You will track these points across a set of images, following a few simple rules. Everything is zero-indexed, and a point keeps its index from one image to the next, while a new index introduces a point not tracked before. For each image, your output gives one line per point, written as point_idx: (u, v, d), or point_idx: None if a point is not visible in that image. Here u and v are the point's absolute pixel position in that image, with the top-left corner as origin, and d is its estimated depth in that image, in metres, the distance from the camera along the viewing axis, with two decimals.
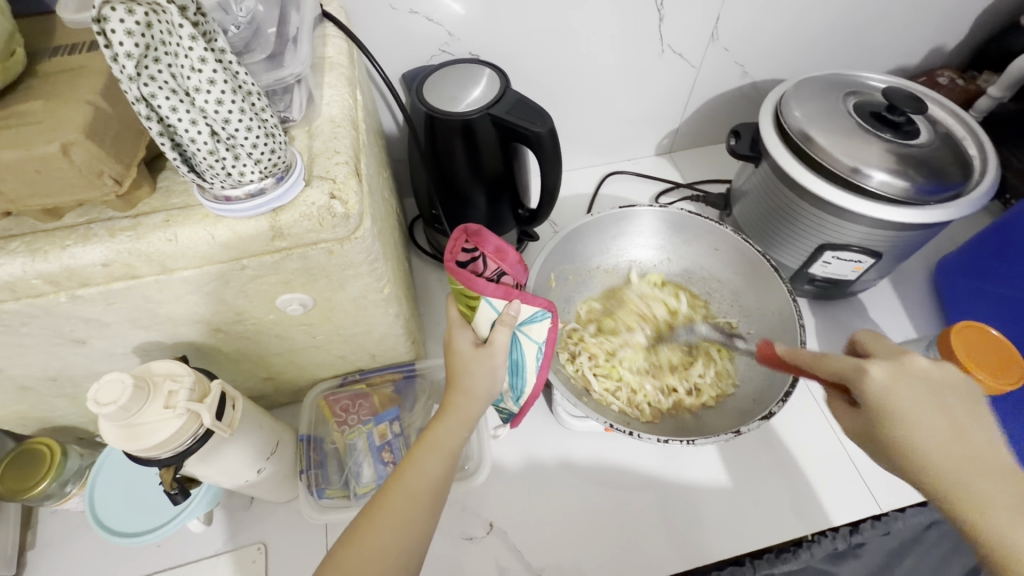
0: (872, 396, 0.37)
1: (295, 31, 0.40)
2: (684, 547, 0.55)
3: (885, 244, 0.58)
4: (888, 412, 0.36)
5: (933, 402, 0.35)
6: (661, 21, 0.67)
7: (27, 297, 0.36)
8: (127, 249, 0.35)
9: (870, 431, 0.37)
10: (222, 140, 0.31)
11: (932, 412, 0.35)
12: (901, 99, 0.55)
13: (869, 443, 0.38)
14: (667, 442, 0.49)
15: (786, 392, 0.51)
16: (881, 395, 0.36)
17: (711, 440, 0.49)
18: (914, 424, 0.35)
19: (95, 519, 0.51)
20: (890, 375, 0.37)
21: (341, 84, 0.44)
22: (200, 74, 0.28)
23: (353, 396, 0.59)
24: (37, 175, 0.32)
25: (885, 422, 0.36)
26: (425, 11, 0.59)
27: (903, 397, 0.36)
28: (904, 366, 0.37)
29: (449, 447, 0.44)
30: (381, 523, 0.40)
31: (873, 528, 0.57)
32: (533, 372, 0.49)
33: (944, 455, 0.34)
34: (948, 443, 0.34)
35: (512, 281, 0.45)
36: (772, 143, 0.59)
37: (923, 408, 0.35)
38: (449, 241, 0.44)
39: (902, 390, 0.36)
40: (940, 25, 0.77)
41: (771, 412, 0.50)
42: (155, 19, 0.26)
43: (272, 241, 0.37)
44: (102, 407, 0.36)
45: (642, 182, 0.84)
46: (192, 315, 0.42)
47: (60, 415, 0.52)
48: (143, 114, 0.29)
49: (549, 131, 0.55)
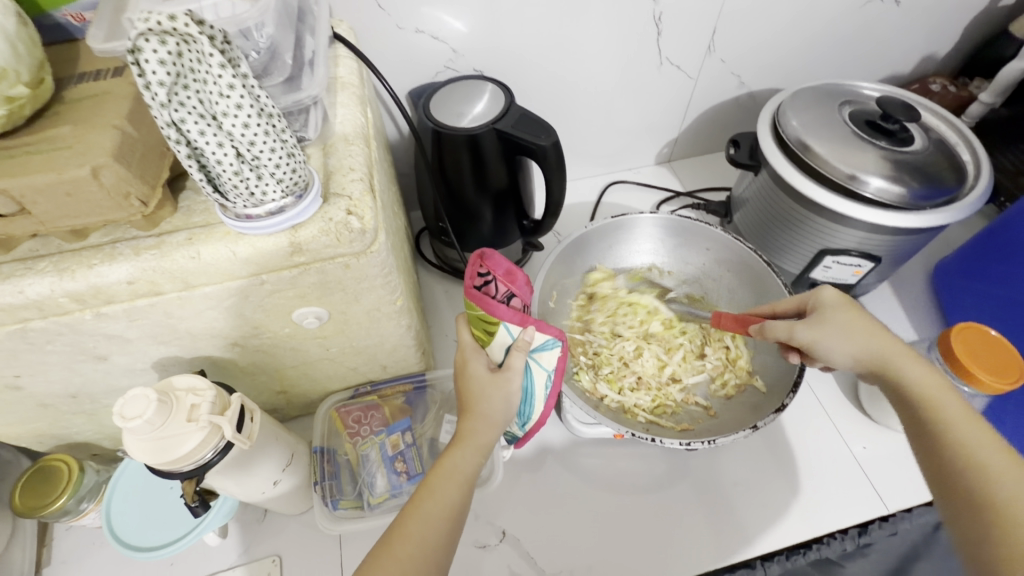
0: (819, 301, 0.49)
1: (310, 54, 0.42)
2: (694, 550, 0.56)
3: (883, 248, 0.60)
4: (837, 311, 0.47)
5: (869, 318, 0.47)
6: (660, 34, 0.69)
7: (53, 316, 0.37)
8: (152, 267, 0.36)
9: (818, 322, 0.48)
10: (246, 161, 0.32)
11: (866, 322, 0.46)
12: (894, 108, 0.57)
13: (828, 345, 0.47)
14: (690, 443, 0.50)
15: (795, 384, 0.52)
16: (827, 301, 0.48)
17: (731, 437, 0.50)
18: (859, 326, 0.46)
19: (112, 534, 0.52)
20: (838, 294, 0.49)
21: (353, 103, 0.46)
22: (228, 99, 0.30)
23: (365, 407, 0.60)
24: (67, 198, 0.33)
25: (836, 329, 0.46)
26: (430, 30, 0.61)
27: (842, 307, 0.47)
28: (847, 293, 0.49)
29: (465, 473, 0.45)
30: (401, 551, 0.40)
31: (881, 529, 0.58)
32: (541, 400, 0.51)
33: (899, 359, 0.44)
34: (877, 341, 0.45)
35: (521, 304, 0.46)
36: (771, 153, 0.60)
37: (863, 320, 0.46)
38: (465, 266, 0.45)
39: (842, 300, 0.48)
40: (931, 34, 0.79)
41: (784, 404, 0.51)
42: (185, 49, 0.28)
43: (291, 256, 0.38)
44: (127, 421, 0.36)
45: (643, 191, 0.85)
46: (210, 330, 0.43)
47: (77, 431, 0.53)
48: (172, 138, 0.30)
49: (554, 144, 0.56)
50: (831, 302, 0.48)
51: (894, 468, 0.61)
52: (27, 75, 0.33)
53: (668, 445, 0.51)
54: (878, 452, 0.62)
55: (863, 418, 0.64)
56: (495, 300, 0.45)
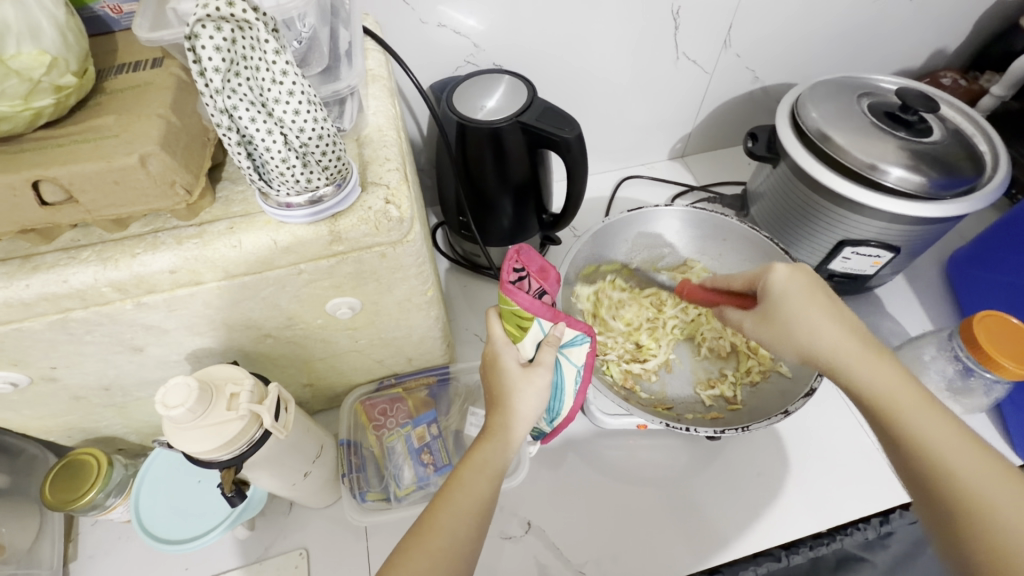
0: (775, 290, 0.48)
1: (346, 46, 0.43)
2: (720, 536, 0.57)
3: (902, 239, 0.60)
4: (789, 295, 0.47)
5: (824, 297, 0.46)
6: (677, 29, 0.69)
7: (95, 305, 0.38)
8: (194, 256, 0.36)
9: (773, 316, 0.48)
10: (294, 148, 0.32)
11: (820, 309, 0.46)
12: (914, 99, 0.58)
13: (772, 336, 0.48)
14: (720, 432, 0.51)
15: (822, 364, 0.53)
16: (782, 291, 0.47)
17: (764, 423, 0.50)
18: (810, 313, 0.46)
19: (141, 526, 0.52)
20: (790, 276, 0.48)
21: (385, 95, 0.46)
22: (281, 86, 0.30)
23: (390, 400, 0.60)
24: (115, 186, 0.33)
25: (786, 323, 0.47)
26: (452, 24, 0.62)
27: (797, 291, 0.47)
28: (803, 269, 0.48)
29: (495, 467, 0.45)
30: (433, 546, 0.40)
31: (902, 518, 0.59)
32: (570, 396, 0.52)
33: (840, 340, 0.45)
34: (845, 336, 0.45)
35: (551, 301, 0.48)
36: (791, 145, 0.60)
37: (817, 311, 0.46)
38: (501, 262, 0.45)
39: (799, 284, 0.47)
40: (942, 28, 0.80)
41: (814, 387, 0.52)
42: (240, 35, 0.28)
43: (330, 245, 0.38)
44: (170, 410, 0.36)
45: (657, 186, 0.86)
46: (246, 320, 0.43)
47: (105, 424, 0.53)
48: (223, 124, 0.30)
49: (577, 136, 0.56)
50: (783, 288, 0.47)
51: None
52: (75, 64, 0.33)
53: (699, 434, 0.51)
54: None
55: None
56: (528, 295, 0.45)
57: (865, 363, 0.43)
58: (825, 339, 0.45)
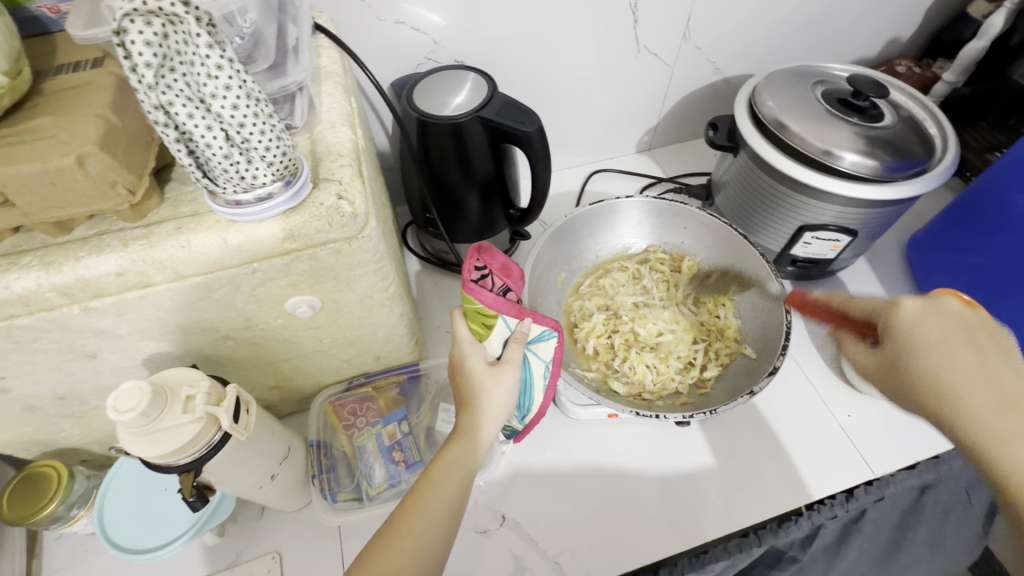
0: (899, 328, 0.40)
1: (294, 42, 0.43)
2: (691, 522, 0.57)
3: (860, 222, 0.61)
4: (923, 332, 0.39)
5: (969, 347, 0.38)
6: (637, 22, 0.70)
7: (40, 312, 0.37)
8: (141, 257, 0.36)
9: (897, 352, 0.40)
10: (236, 145, 0.32)
11: (966, 351, 0.38)
12: (864, 85, 0.59)
13: (887, 373, 0.41)
14: (688, 417, 0.51)
15: (784, 346, 0.55)
16: (909, 325, 0.40)
17: (731, 405, 0.51)
18: (946, 355, 0.38)
19: (105, 538, 0.51)
20: (919, 309, 0.40)
21: (338, 92, 0.46)
22: (218, 80, 0.30)
23: (360, 399, 0.60)
24: (53, 187, 0.32)
25: (912, 369, 0.39)
26: (410, 21, 0.61)
27: (931, 327, 0.39)
28: (943, 303, 0.40)
29: (466, 467, 0.45)
30: (401, 545, 0.40)
31: (868, 494, 0.60)
32: (540, 391, 0.52)
33: (980, 385, 0.37)
34: (990, 386, 0.36)
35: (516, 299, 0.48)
36: (749, 134, 0.62)
37: (958, 349, 0.38)
38: (462, 261, 0.45)
39: (931, 321, 0.39)
40: (895, 18, 0.82)
41: (776, 366, 0.53)
42: (171, 30, 0.27)
43: (283, 243, 0.38)
44: (122, 415, 0.36)
45: (625, 179, 0.87)
46: (201, 322, 0.43)
47: (64, 435, 0.52)
48: (160, 121, 0.30)
49: (538, 129, 0.57)
50: (916, 322, 0.39)
51: (879, 435, 0.63)
52: (5, 65, 0.32)
53: (669, 421, 0.52)
54: (862, 419, 0.64)
55: (849, 389, 0.66)
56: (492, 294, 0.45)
57: (1021, 436, 0.34)
58: (960, 381, 0.37)
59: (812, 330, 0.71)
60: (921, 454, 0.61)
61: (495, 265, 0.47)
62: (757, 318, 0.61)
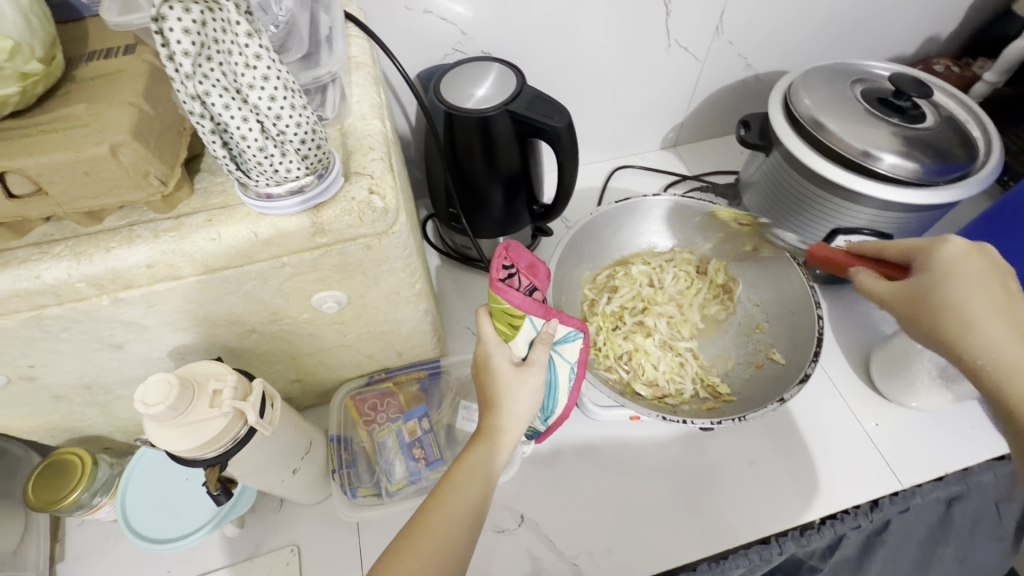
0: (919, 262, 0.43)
1: (326, 31, 0.42)
2: (713, 528, 0.56)
3: (896, 226, 0.60)
4: (955, 282, 0.40)
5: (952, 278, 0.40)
6: (668, 15, 0.68)
7: (70, 302, 0.36)
8: (171, 249, 0.35)
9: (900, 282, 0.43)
10: (271, 137, 0.31)
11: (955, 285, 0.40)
12: (906, 84, 0.57)
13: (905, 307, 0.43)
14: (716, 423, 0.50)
15: (816, 353, 0.53)
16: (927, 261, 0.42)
17: (760, 413, 0.50)
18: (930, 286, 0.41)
19: (128, 527, 0.51)
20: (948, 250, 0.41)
21: (369, 83, 0.45)
22: (255, 71, 0.29)
23: (380, 395, 0.59)
24: (85, 177, 0.32)
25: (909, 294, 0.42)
26: (439, 11, 0.60)
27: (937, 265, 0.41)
28: (961, 249, 0.41)
29: (489, 470, 0.44)
30: (422, 548, 0.39)
31: (892, 504, 0.58)
32: (565, 393, 0.51)
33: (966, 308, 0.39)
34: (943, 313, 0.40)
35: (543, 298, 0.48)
36: (784, 133, 0.60)
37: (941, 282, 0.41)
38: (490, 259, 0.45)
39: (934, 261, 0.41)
40: (936, 15, 0.79)
41: (808, 373, 0.52)
42: (210, 18, 0.27)
43: (313, 237, 0.37)
44: (149, 408, 0.35)
45: (649, 175, 0.85)
46: (228, 315, 0.42)
47: (89, 423, 0.52)
48: (196, 112, 0.29)
49: (567, 125, 0.55)
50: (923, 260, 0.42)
51: (907, 444, 0.61)
52: (40, 51, 0.32)
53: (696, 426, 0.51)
54: (890, 428, 0.63)
55: (877, 397, 0.65)
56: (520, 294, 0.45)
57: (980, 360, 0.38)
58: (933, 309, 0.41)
59: (841, 336, 0.70)
60: (950, 466, 0.60)
61: (520, 264, 0.47)
62: (784, 322, 0.60)
